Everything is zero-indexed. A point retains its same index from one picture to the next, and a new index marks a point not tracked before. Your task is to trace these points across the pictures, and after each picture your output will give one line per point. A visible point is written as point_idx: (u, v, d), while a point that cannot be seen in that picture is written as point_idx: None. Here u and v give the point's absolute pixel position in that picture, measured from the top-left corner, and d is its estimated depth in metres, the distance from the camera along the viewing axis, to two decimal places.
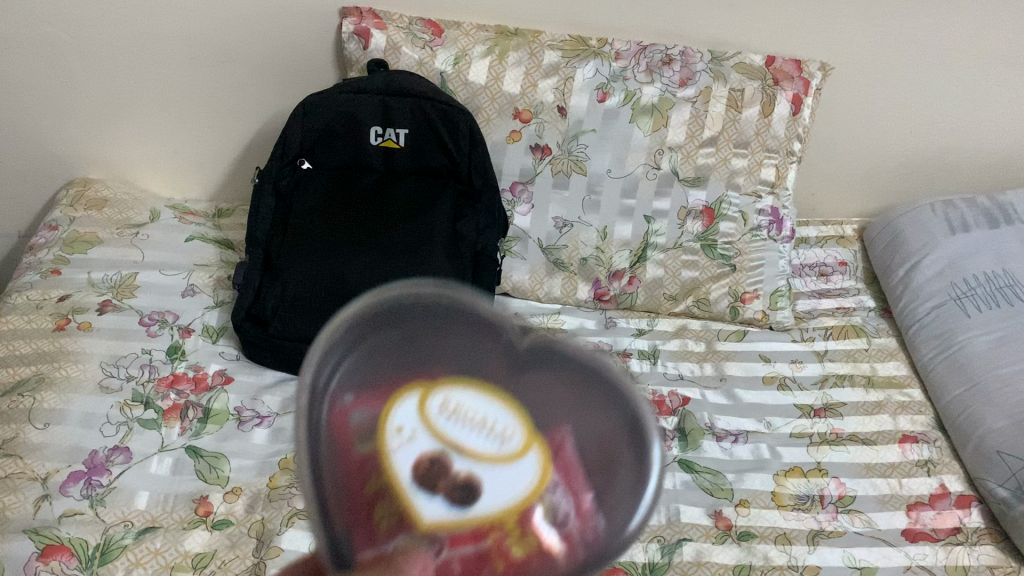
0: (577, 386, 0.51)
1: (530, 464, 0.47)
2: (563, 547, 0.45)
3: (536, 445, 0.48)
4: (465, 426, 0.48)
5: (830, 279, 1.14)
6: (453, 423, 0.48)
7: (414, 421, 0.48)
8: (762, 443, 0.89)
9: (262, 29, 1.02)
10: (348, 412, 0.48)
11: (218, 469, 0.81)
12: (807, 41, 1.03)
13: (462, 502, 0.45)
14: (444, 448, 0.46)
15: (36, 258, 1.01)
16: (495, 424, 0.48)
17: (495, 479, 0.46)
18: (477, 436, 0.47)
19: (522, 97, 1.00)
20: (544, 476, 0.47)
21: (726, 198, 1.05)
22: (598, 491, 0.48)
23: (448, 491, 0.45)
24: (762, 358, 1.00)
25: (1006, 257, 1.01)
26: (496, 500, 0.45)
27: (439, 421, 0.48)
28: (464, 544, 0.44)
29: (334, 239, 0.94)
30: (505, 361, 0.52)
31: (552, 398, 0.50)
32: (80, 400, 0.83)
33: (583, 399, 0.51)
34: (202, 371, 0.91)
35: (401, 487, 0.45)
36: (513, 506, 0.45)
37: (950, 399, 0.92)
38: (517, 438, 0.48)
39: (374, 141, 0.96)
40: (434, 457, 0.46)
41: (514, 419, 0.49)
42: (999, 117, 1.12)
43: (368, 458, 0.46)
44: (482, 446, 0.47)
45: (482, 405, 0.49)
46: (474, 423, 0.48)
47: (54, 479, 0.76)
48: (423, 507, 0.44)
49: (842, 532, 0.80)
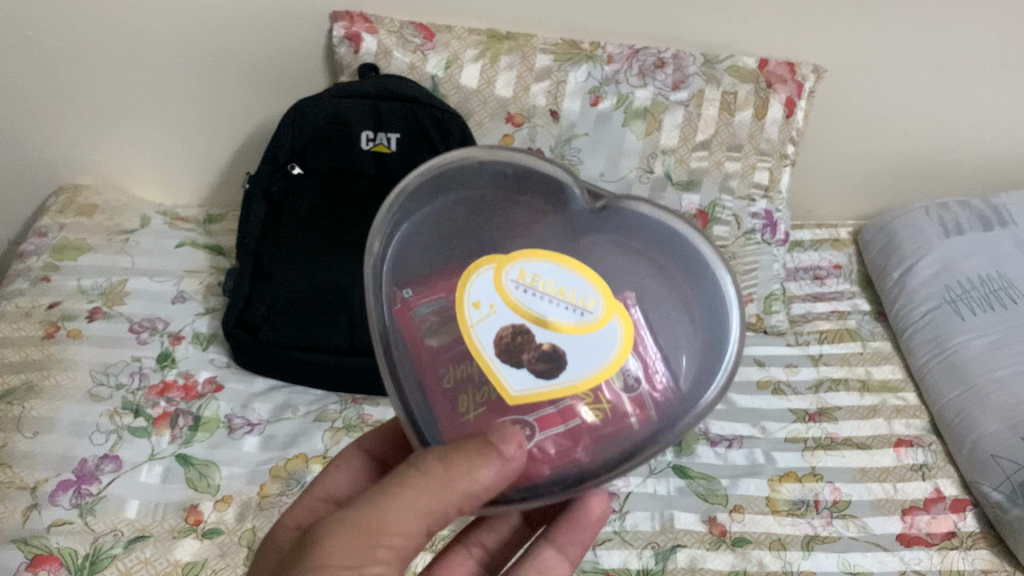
0: (651, 256, 0.50)
1: (613, 329, 0.48)
2: (642, 414, 0.47)
3: (616, 312, 0.48)
4: (546, 297, 0.48)
5: (825, 282, 1.13)
6: (533, 296, 0.48)
7: (494, 296, 0.48)
8: (757, 448, 0.88)
9: (252, 33, 1.02)
10: (416, 305, 0.49)
11: (208, 477, 0.80)
12: (800, 44, 1.03)
13: (548, 370, 0.46)
14: (527, 321, 0.47)
15: (25, 265, 1.00)
16: (575, 294, 0.48)
17: (578, 348, 0.47)
18: (560, 306, 0.47)
19: (514, 101, 1.01)
20: (625, 344, 0.47)
21: (719, 201, 1.05)
22: (669, 346, 0.49)
23: (533, 362, 0.46)
24: (756, 362, 1.00)
25: (1001, 259, 1.00)
26: (581, 369, 0.46)
27: (519, 295, 0.48)
28: (553, 425, 0.46)
29: (327, 245, 0.94)
30: (565, 228, 0.51)
31: (623, 263, 0.50)
32: (69, 409, 0.82)
33: (657, 271, 0.50)
34: (192, 379, 0.89)
35: (485, 359, 0.46)
36: (599, 370, 0.47)
37: (945, 402, 0.92)
38: (599, 307, 0.48)
39: (366, 145, 0.96)
40: (518, 328, 0.47)
41: (593, 288, 0.48)
42: (994, 120, 1.11)
43: (441, 348, 0.48)
44: (565, 317, 0.47)
45: (561, 277, 0.48)
46: (552, 293, 0.48)
47: (43, 488, 0.75)
48: (510, 379, 0.46)
49: (837, 537, 0.80)
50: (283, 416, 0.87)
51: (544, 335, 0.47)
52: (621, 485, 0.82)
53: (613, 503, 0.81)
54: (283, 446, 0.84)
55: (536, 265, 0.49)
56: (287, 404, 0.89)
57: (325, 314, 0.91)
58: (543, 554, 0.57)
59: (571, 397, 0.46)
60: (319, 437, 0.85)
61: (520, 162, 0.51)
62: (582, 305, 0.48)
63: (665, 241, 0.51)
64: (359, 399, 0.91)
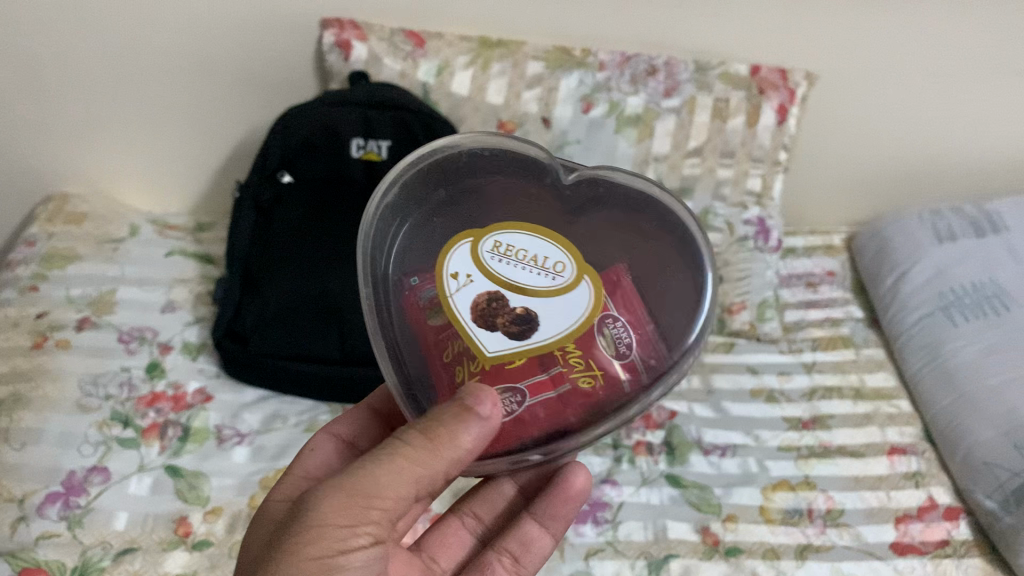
0: (631, 224, 0.51)
1: (585, 290, 0.48)
2: (629, 376, 0.47)
3: (590, 274, 0.49)
4: (519, 263, 0.50)
5: (819, 289, 1.12)
6: (506, 264, 0.50)
7: (469, 266, 0.50)
8: (750, 456, 0.88)
9: (243, 41, 1.01)
10: (416, 291, 0.51)
11: (198, 488, 0.79)
12: (792, 51, 1.02)
13: (521, 331, 0.48)
14: (502, 288, 0.49)
15: (13, 273, 0.99)
16: (547, 259, 0.49)
17: (552, 309, 0.48)
18: (531, 273, 0.49)
19: (506, 108, 1.01)
20: (599, 302, 0.48)
21: (711, 209, 1.05)
22: (656, 308, 0.48)
23: (507, 323, 0.48)
24: (749, 369, 0.99)
25: (994, 265, 1.00)
26: (557, 328, 0.48)
27: (492, 264, 0.50)
28: (545, 391, 0.48)
29: (316, 252, 0.93)
30: (546, 201, 0.52)
31: (607, 232, 0.50)
32: (57, 419, 0.82)
33: (638, 234, 0.50)
34: (182, 389, 0.89)
35: (462, 324, 0.49)
36: (570, 332, 0.48)
37: (938, 410, 0.91)
38: (570, 271, 0.49)
39: (356, 152, 0.96)
40: (493, 295, 0.49)
41: (567, 253, 0.49)
42: (986, 127, 1.11)
43: (441, 328, 0.50)
44: (537, 281, 0.49)
45: (532, 244, 0.50)
46: (524, 260, 0.50)
47: (31, 500, 0.74)
48: (484, 342, 0.49)
49: (830, 546, 0.80)
50: (273, 426, 0.87)
51: (519, 298, 0.49)
52: (613, 494, 0.82)
53: (606, 513, 0.80)
54: (272, 456, 0.83)
55: (509, 233, 0.50)
56: (277, 414, 0.88)
57: (314, 325, 0.90)
58: (526, 528, 0.60)
59: (557, 364, 0.48)
60: None
61: (504, 146, 0.54)
62: (553, 270, 0.49)
63: (642, 200, 0.51)
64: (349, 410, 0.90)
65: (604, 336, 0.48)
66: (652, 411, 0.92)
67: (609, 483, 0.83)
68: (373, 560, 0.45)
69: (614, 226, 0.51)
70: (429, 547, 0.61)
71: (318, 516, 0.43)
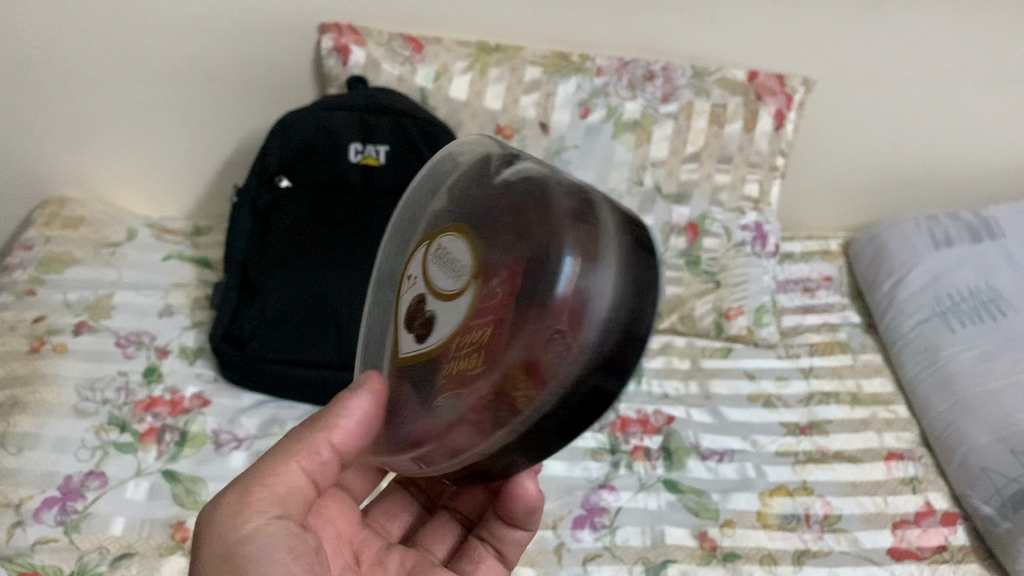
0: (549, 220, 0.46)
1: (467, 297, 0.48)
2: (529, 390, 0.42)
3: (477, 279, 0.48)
4: (440, 268, 0.51)
5: (816, 294, 1.13)
6: (434, 268, 0.52)
7: (416, 269, 0.54)
8: (748, 462, 0.88)
9: (242, 45, 1.02)
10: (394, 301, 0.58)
11: (195, 493, 0.79)
12: (789, 57, 1.03)
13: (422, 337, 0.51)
14: (426, 291, 0.52)
15: (10, 277, 0.99)
16: (457, 262, 0.50)
17: (447, 315, 0.49)
18: (443, 278, 0.51)
19: (504, 113, 1.01)
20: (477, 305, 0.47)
21: (709, 214, 1.05)
22: (554, 311, 0.42)
23: (419, 326, 0.51)
24: (747, 374, 1.00)
25: (990, 271, 1.00)
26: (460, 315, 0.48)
27: (427, 268, 0.53)
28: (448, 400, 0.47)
29: (315, 257, 0.93)
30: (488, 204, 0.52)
31: (526, 233, 0.47)
32: (54, 424, 0.81)
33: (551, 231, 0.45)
34: (179, 393, 0.89)
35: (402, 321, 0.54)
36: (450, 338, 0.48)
37: (935, 415, 0.92)
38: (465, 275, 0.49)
39: (354, 157, 0.97)
40: (421, 297, 0.52)
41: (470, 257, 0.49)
42: (983, 133, 1.12)
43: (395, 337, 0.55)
44: (444, 287, 0.50)
45: (455, 247, 0.51)
46: (443, 264, 0.51)
47: (27, 505, 0.74)
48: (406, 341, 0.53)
49: (828, 551, 0.80)
50: (271, 431, 0.86)
51: (434, 304, 0.51)
52: (611, 499, 0.82)
53: (604, 519, 0.80)
54: None
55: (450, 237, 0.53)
56: (275, 419, 0.88)
57: (313, 330, 0.90)
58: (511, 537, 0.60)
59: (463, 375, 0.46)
60: None
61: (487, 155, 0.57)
62: (456, 274, 0.49)
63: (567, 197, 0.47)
64: None
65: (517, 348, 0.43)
66: (649, 416, 0.92)
67: (607, 488, 0.83)
68: (286, 536, 0.47)
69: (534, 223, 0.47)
70: (425, 542, 0.61)
71: (220, 507, 0.47)
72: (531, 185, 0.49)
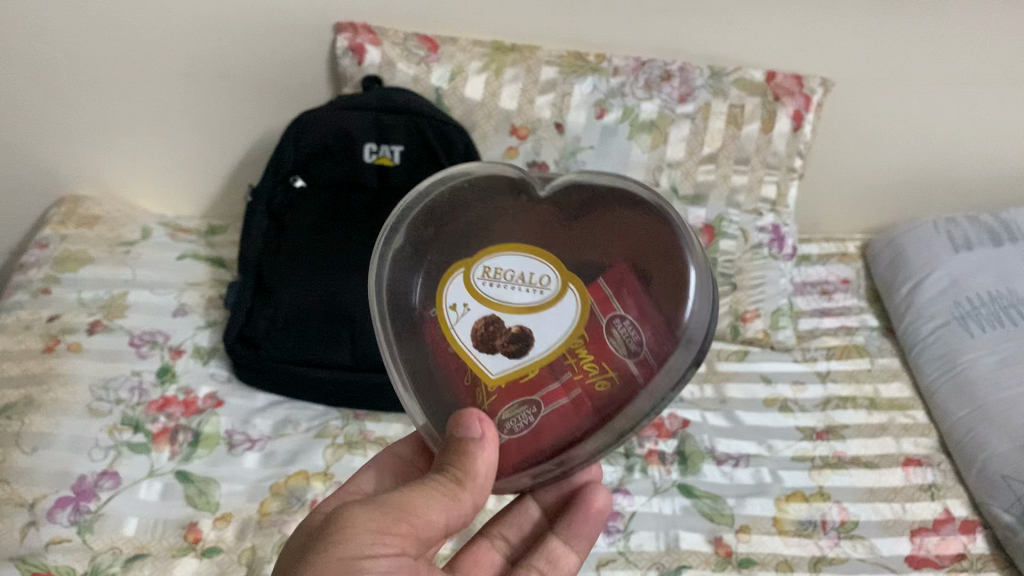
0: (604, 224, 0.53)
1: (569, 300, 0.51)
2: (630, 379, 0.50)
3: (569, 283, 0.52)
4: (507, 284, 0.53)
5: (832, 297, 1.09)
6: (496, 284, 0.53)
7: (464, 294, 0.54)
8: (763, 466, 0.87)
9: (258, 46, 1.02)
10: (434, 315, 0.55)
11: (208, 494, 0.79)
12: (806, 58, 1.02)
13: (517, 351, 0.52)
14: (495, 311, 0.53)
15: (26, 276, 1.00)
16: (529, 275, 0.53)
17: (538, 323, 0.52)
18: (521, 290, 0.52)
19: (519, 114, 1.01)
20: (580, 312, 0.51)
21: (726, 215, 1.04)
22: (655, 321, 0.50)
23: (504, 345, 0.52)
24: (763, 379, 0.97)
25: (1011, 275, 0.99)
26: (546, 342, 0.51)
27: (484, 288, 0.53)
28: (557, 397, 0.51)
29: (336, 259, 0.93)
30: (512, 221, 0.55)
31: (588, 250, 0.53)
32: (68, 424, 0.81)
33: (619, 231, 0.53)
34: (193, 394, 0.88)
35: (461, 346, 0.53)
36: (561, 339, 0.51)
37: (954, 422, 0.90)
38: (554, 283, 0.52)
39: (369, 157, 0.96)
40: (489, 320, 0.53)
41: (548, 265, 0.52)
42: (1004, 136, 1.10)
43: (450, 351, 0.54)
44: (526, 298, 0.52)
45: (516, 261, 0.53)
46: (513, 280, 0.53)
47: (42, 504, 0.74)
48: (486, 363, 0.53)
49: (845, 559, 0.79)
50: (284, 431, 0.86)
51: (523, 318, 0.52)
52: (625, 504, 0.82)
53: (618, 523, 0.80)
54: (283, 462, 0.83)
55: (501, 256, 0.54)
56: (289, 419, 0.88)
57: (327, 331, 0.89)
58: (552, 545, 0.58)
59: (548, 365, 0.51)
60: (318, 453, 0.83)
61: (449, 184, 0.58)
62: (540, 284, 0.52)
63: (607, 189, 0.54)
64: (360, 415, 0.89)
65: (615, 339, 0.50)
66: (664, 419, 0.91)
67: (621, 492, 0.83)
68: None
69: (599, 225, 0.53)
70: (463, 566, 0.58)
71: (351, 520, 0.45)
72: (571, 191, 0.55)
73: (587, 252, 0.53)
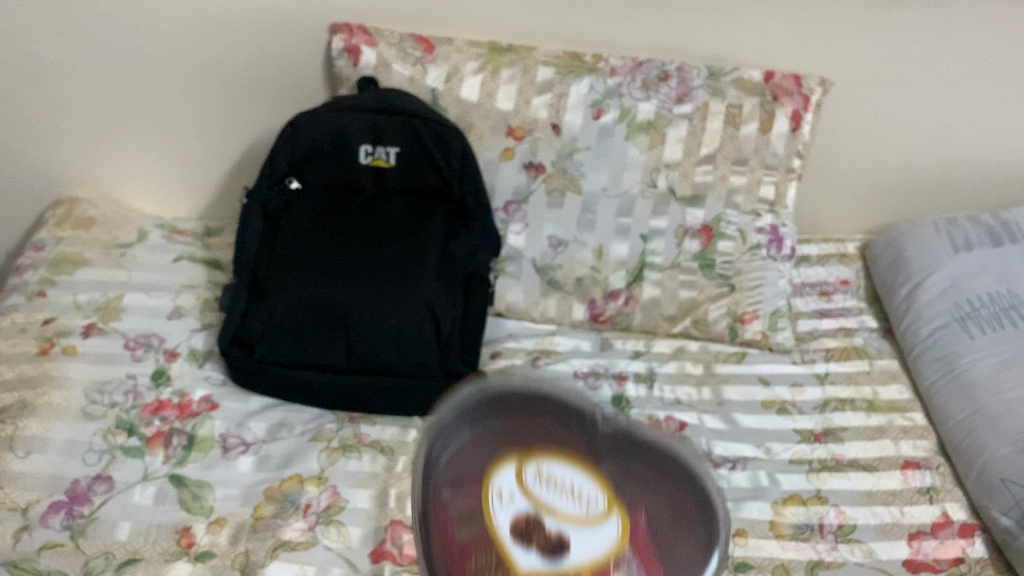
0: (652, 473, 0.59)
1: (610, 530, 0.53)
2: None
3: (616, 513, 0.55)
4: (558, 492, 0.55)
5: (832, 298, 1.09)
6: (547, 488, 0.56)
7: (512, 484, 0.55)
8: (761, 470, 0.86)
9: (253, 46, 1.02)
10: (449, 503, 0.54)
11: (202, 498, 0.78)
12: (805, 57, 1.02)
13: (553, 555, 0.51)
14: (539, 511, 0.54)
15: (22, 279, 1.00)
16: (581, 490, 0.56)
17: (578, 538, 0.52)
18: (565, 500, 0.55)
19: (516, 114, 0.99)
20: (617, 547, 0.52)
21: (724, 216, 1.02)
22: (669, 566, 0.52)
23: (540, 546, 0.51)
24: (761, 381, 0.97)
25: (1011, 276, 0.98)
26: (584, 555, 0.51)
27: (536, 488, 0.55)
28: None
29: (332, 259, 0.90)
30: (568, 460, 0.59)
31: (637, 493, 0.56)
32: (63, 427, 0.81)
33: (657, 480, 0.58)
34: (187, 397, 0.88)
35: (501, 540, 0.52)
36: (597, 558, 0.51)
37: (953, 424, 0.89)
38: (601, 505, 0.55)
39: (365, 159, 0.96)
40: (530, 517, 0.53)
41: (598, 489, 0.56)
42: (1006, 135, 1.09)
43: (468, 539, 0.52)
44: (570, 509, 0.54)
45: (570, 473, 0.57)
46: (564, 490, 0.56)
47: (34, 509, 0.74)
48: (519, 557, 0.51)
49: (842, 563, 0.78)
50: (279, 435, 0.86)
51: (561, 528, 0.53)
52: None
53: None
54: (278, 466, 0.82)
55: (551, 463, 0.58)
56: (284, 423, 0.87)
57: (322, 335, 0.88)
58: None
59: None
60: (314, 457, 0.83)
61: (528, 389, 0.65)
62: (586, 501, 0.55)
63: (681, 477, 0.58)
64: (356, 418, 0.90)
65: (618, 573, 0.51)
66: (661, 422, 0.91)
67: None
68: None
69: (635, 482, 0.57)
70: None
71: None
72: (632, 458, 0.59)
73: (635, 499, 0.56)
